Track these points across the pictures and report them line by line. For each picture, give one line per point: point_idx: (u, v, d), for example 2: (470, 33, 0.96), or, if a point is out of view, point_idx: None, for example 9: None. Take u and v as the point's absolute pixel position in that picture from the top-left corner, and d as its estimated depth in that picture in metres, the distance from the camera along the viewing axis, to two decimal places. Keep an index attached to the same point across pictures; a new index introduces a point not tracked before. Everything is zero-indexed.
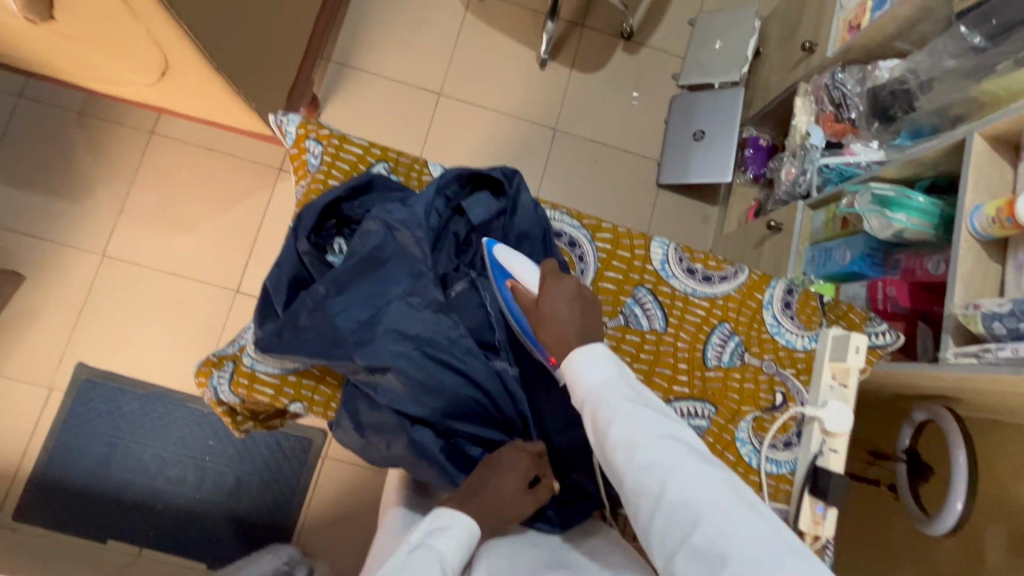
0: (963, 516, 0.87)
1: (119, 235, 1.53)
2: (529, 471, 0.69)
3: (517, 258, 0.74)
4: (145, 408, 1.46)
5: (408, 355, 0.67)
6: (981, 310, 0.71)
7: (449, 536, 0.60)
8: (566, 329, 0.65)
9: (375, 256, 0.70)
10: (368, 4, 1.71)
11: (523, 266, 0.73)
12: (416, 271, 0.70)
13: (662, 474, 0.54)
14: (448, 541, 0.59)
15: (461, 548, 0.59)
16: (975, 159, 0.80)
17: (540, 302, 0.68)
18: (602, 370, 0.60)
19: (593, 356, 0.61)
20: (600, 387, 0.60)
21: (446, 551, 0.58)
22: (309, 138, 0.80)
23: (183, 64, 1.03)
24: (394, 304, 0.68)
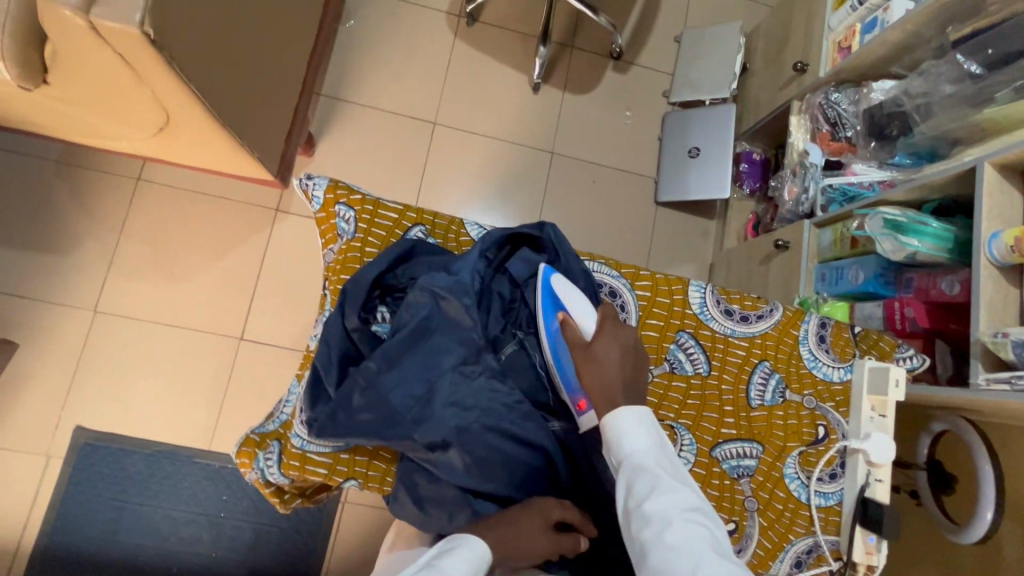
0: (992, 525, 0.91)
1: (111, 289, 1.46)
2: (556, 514, 0.68)
3: (575, 296, 0.74)
4: (152, 467, 1.40)
5: (468, 428, 0.69)
6: (1010, 338, 0.75)
7: (456, 556, 0.58)
8: (613, 372, 0.66)
9: (425, 328, 0.71)
10: (356, 35, 1.68)
11: (576, 306, 0.74)
12: (467, 341, 0.71)
13: (693, 561, 0.51)
14: (454, 560, 0.58)
15: (468, 570, 0.57)
16: (987, 188, 0.83)
17: (591, 344, 0.69)
18: (644, 436, 0.60)
19: (636, 420, 0.61)
20: (639, 455, 0.59)
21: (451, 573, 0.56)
22: (339, 203, 0.78)
23: (186, 121, 0.99)
24: (447, 376, 0.70)
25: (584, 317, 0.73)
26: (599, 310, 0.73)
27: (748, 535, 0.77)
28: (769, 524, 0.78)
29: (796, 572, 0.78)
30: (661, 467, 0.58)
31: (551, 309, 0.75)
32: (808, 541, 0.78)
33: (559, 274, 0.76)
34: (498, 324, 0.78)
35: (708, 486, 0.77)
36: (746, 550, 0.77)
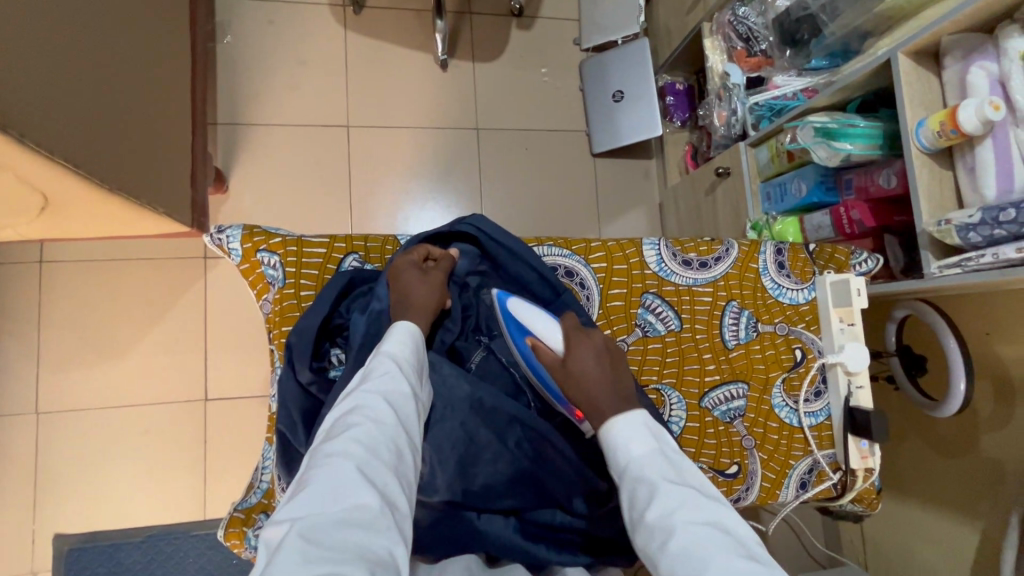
0: (967, 394, 0.96)
1: (47, 385, 1.35)
2: (413, 256, 0.70)
3: (537, 317, 0.69)
4: (148, 553, 1.33)
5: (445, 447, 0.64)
6: (953, 223, 0.75)
7: (397, 342, 0.62)
8: (600, 388, 0.61)
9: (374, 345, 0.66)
10: (236, 51, 1.54)
11: (544, 327, 0.68)
12: None
13: (702, 567, 0.46)
14: (397, 345, 0.61)
15: (410, 347, 0.62)
16: (903, 78, 0.83)
17: (567, 363, 0.63)
18: (641, 440, 0.56)
19: (629, 426, 0.57)
20: (638, 461, 0.54)
21: (405, 355, 0.61)
22: (260, 251, 0.71)
23: (65, 192, 0.89)
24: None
25: (550, 333, 0.68)
26: (563, 324, 0.67)
27: (753, 473, 0.78)
28: (769, 456, 0.79)
29: (804, 493, 0.80)
30: (661, 472, 0.53)
31: (518, 332, 0.70)
32: (808, 460, 0.80)
33: (514, 300, 0.70)
34: (447, 327, 0.72)
35: (704, 438, 0.78)
36: (753, 487, 0.78)
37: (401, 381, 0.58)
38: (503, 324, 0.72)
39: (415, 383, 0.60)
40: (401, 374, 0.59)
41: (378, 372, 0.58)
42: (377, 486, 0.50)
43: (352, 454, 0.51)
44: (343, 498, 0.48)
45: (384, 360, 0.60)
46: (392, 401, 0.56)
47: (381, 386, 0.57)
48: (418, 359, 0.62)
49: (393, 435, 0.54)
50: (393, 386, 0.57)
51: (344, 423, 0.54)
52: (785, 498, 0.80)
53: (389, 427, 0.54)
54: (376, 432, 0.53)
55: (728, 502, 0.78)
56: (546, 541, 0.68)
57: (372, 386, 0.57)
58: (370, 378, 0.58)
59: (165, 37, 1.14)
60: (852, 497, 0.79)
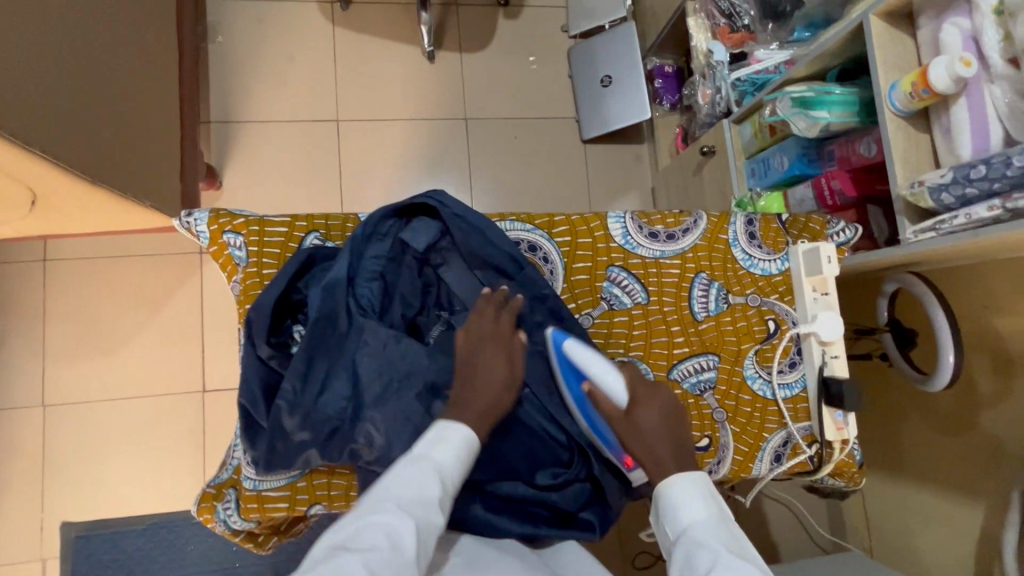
0: (956, 367, 0.94)
1: (52, 379, 1.39)
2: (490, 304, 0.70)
3: (595, 362, 0.68)
4: (153, 540, 1.37)
5: (399, 418, 0.65)
6: (925, 185, 0.72)
7: (448, 448, 0.59)
8: (661, 446, 0.63)
9: (331, 320, 0.67)
10: (227, 50, 1.57)
11: (599, 371, 0.67)
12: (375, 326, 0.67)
13: None
14: (444, 455, 0.58)
15: (457, 468, 0.58)
16: (876, 41, 0.81)
17: (629, 414, 0.64)
18: (700, 507, 0.57)
19: (687, 488, 0.58)
20: (695, 527, 0.55)
21: (446, 472, 0.57)
22: (226, 232, 0.72)
23: (50, 185, 0.92)
24: (367, 363, 0.67)
25: (605, 379, 0.67)
26: (624, 372, 0.67)
27: (725, 446, 0.77)
28: (741, 429, 0.78)
29: (778, 466, 0.79)
30: (720, 541, 0.53)
31: (573, 376, 0.70)
32: (782, 433, 0.79)
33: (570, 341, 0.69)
34: (406, 304, 0.72)
35: None
36: (724, 460, 0.77)
37: (459, 468, 0.59)
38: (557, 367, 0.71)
39: (448, 511, 0.56)
40: (458, 455, 0.59)
41: (413, 480, 0.55)
42: None
43: (353, 574, 0.47)
44: None
45: (421, 472, 0.56)
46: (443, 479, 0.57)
47: (413, 504, 0.53)
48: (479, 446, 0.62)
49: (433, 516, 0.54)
50: (449, 466, 0.58)
51: (394, 484, 0.55)
52: (759, 472, 0.79)
53: (404, 559, 0.49)
54: (387, 561, 0.49)
55: None
56: (507, 514, 0.69)
57: (433, 455, 0.58)
58: (405, 483, 0.55)
59: (150, 35, 1.16)
60: (829, 469, 0.77)
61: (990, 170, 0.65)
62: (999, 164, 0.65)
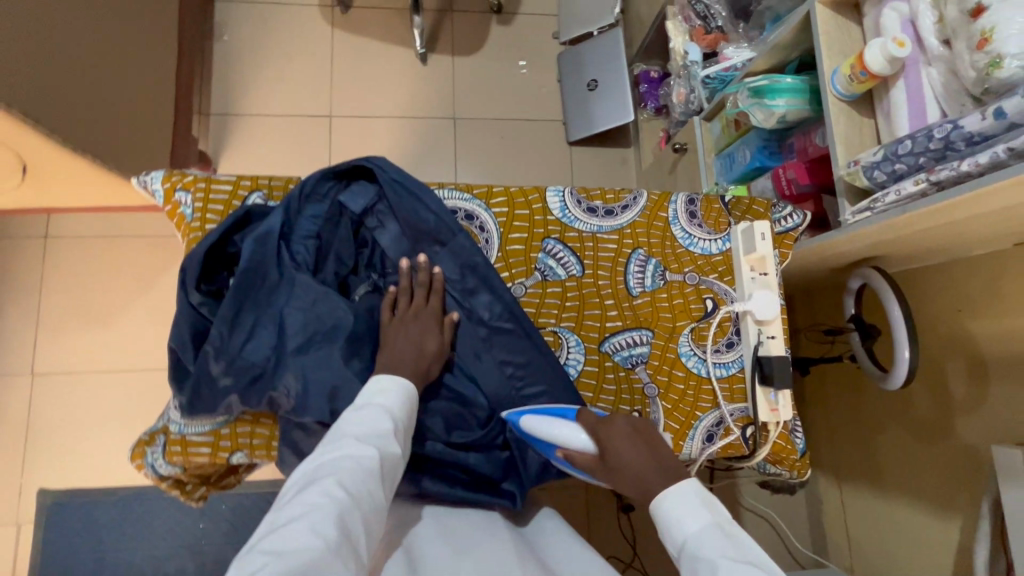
0: (913, 364, 0.91)
1: (43, 350, 1.46)
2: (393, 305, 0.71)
3: (552, 424, 0.65)
4: (124, 512, 1.40)
5: (319, 368, 0.67)
6: (860, 164, 0.72)
7: (389, 395, 0.62)
8: (642, 468, 0.59)
9: (259, 271, 0.68)
10: (232, 48, 1.66)
11: (562, 432, 0.64)
12: (302, 279, 0.69)
13: None
14: (389, 399, 0.61)
15: (404, 406, 0.62)
16: (822, 27, 0.82)
17: (605, 460, 0.61)
18: (695, 515, 0.54)
19: (680, 497, 0.55)
20: (693, 538, 0.53)
21: (393, 408, 0.61)
22: (177, 190, 0.76)
23: (37, 153, 0.99)
24: (292, 313, 0.68)
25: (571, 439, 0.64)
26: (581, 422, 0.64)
27: (654, 422, 0.76)
28: (673, 406, 0.77)
29: (710, 446, 0.77)
30: (718, 549, 0.50)
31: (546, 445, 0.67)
32: (715, 413, 0.78)
33: (525, 416, 0.67)
34: (339, 264, 0.74)
35: (603, 382, 0.77)
36: None
37: (405, 409, 0.62)
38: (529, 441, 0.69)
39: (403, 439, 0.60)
40: (401, 400, 0.62)
41: (367, 418, 0.59)
42: (357, 507, 0.51)
43: (334, 495, 0.51)
44: (306, 536, 0.47)
45: (374, 410, 0.59)
46: (394, 419, 0.60)
47: (369, 432, 0.57)
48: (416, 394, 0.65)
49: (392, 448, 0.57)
50: (396, 408, 0.61)
51: (350, 425, 0.58)
52: (691, 452, 0.77)
53: (371, 477, 0.54)
54: (355, 476, 0.53)
55: None
56: (427, 471, 0.69)
57: (379, 401, 0.61)
58: (357, 422, 0.58)
59: (151, 28, 1.25)
60: (763, 452, 0.76)
61: (915, 144, 0.65)
62: (922, 137, 0.64)
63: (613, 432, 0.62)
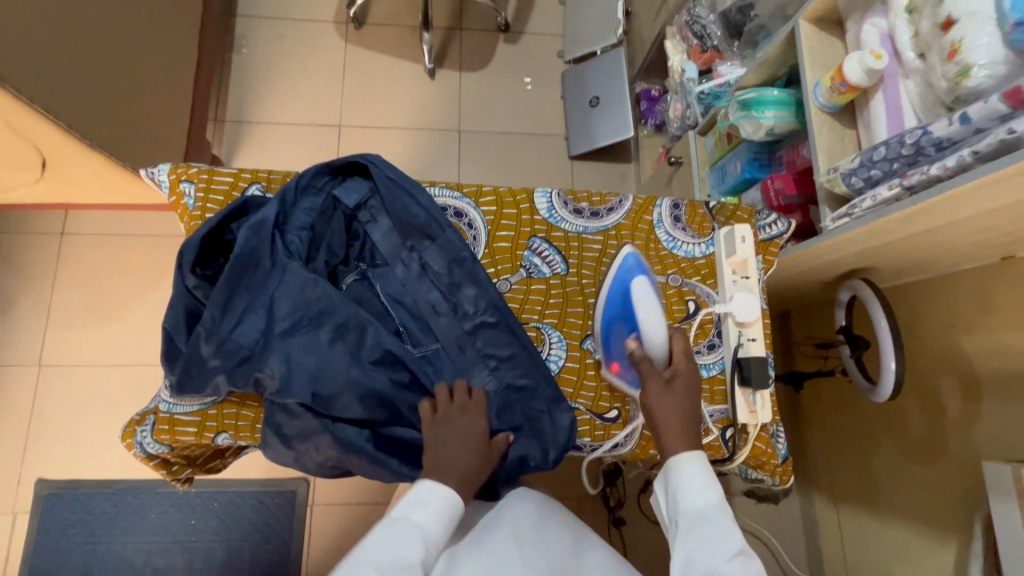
0: (899, 376, 0.91)
1: (51, 342, 1.50)
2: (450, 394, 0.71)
3: (653, 320, 0.68)
4: (118, 505, 1.42)
5: (304, 353, 0.69)
6: (840, 171, 0.74)
7: (427, 509, 0.61)
8: (673, 424, 0.66)
9: (252, 258, 0.71)
10: (249, 59, 1.74)
11: (650, 331, 0.69)
12: (292, 267, 0.71)
13: None
14: (425, 514, 0.61)
15: (440, 520, 0.61)
16: (805, 42, 0.86)
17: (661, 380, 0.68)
18: (707, 493, 0.61)
19: (696, 476, 0.62)
20: (700, 508, 0.60)
21: (426, 527, 0.61)
22: (182, 181, 0.80)
23: (55, 149, 1.04)
24: (281, 299, 0.71)
25: (652, 336, 0.69)
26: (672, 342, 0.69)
27: (633, 420, 0.77)
28: None
29: None
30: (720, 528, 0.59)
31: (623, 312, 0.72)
32: None
33: (643, 290, 0.69)
34: (329, 254, 0.77)
35: (584, 379, 0.78)
36: (632, 435, 0.77)
37: (443, 528, 0.61)
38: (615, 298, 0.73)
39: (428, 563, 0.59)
40: (442, 516, 0.62)
41: (397, 540, 0.58)
42: None
43: None
44: None
45: (405, 531, 0.59)
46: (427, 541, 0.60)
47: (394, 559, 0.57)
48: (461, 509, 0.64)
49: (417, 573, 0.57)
50: (434, 528, 0.61)
51: (380, 543, 0.58)
52: None
53: None
54: None
55: (605, 448, 0.77)
56: (403, 456, 0.73)
57: (417, 518, 0.61)
58: (388, 539, 0.58)
59: (171, 38, 1.32)
60: (742, 454, 0.76)
61: (890, 151, 0.67)
62: (895, 143, 0.66)
63: (679, 370, 0.70)
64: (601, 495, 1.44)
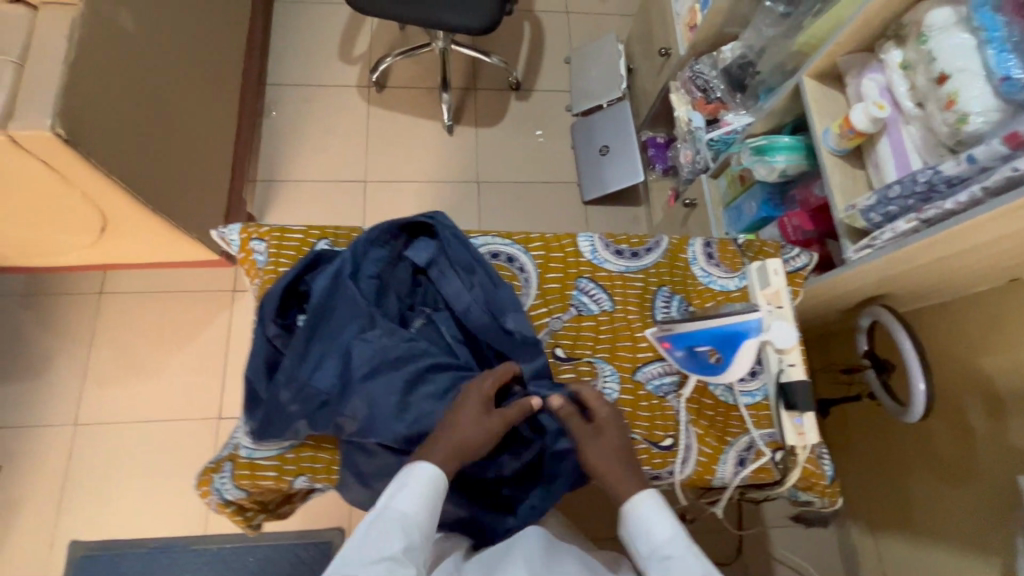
0: (929, 395, 0.96)
1: (87, 400, 1.52)
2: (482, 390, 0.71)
3: (745, 360, 0.77)
4: (152, 564, 1.40)
5: (379, 395, 0.73)
6: (858, 208, 0.82)
7: (405, 493, 0.64)
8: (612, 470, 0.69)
9: (328, 307, 0.77)
10: (279, 123, 1.85)
11: (736, 364, 0.77)
12: (364, 314, 0.76)
13: None
14: (404, 499, 0.64)
15: (420, 502, 0.64)
16: (811, 95, 0.96)
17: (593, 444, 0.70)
18: (658, 526, 0.64)
19: (647, 512, 0.65)
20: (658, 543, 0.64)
21: (410, 509, 0.63)
22: (253, 240, 0.86)
23: (119, 213, 1.11)
24: (355, 345, 0.75)
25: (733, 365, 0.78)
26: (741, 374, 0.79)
27: (688, 447, 0.81)
28: (705, 431, 0.82)
29: (742, 470, 0.81)
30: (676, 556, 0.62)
31: (720, 340, 0.76)
32: (746, 438, 0.83)
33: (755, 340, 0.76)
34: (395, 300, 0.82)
35: (638, 409, 0.82)
36: (688, 460, 0.80)
37: (424, 509, 0.64)
38: (726, 328, 0.75)
39: (413, 546, 0.61)
40: (425, 498, 0.64)
41: (379, 529, 0.61)
42: None
43: None
44: None
45: (386, 516, 0.62)
46: (409, 523, 0.62)
47: (376, 543, 0.59)
48: (444, 484, 0.66)
49: (404, 550, 0.60)
50: (417, 511, 0.63)
51: (363, 535, 0.61)
52: (724, 476, 0.81)
53: None
54: None
55: (661, 476, 0.80)
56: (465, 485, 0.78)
57: (396, 503, 0.63)
58: (370, 528, 0.61)
59: (218, 108, 1.43)
60: (793, 476, 0.79)
61: (903, 189, 0.75)
62: (908, 182, 0.74)
63: (605, 421, 0.72)
64: None
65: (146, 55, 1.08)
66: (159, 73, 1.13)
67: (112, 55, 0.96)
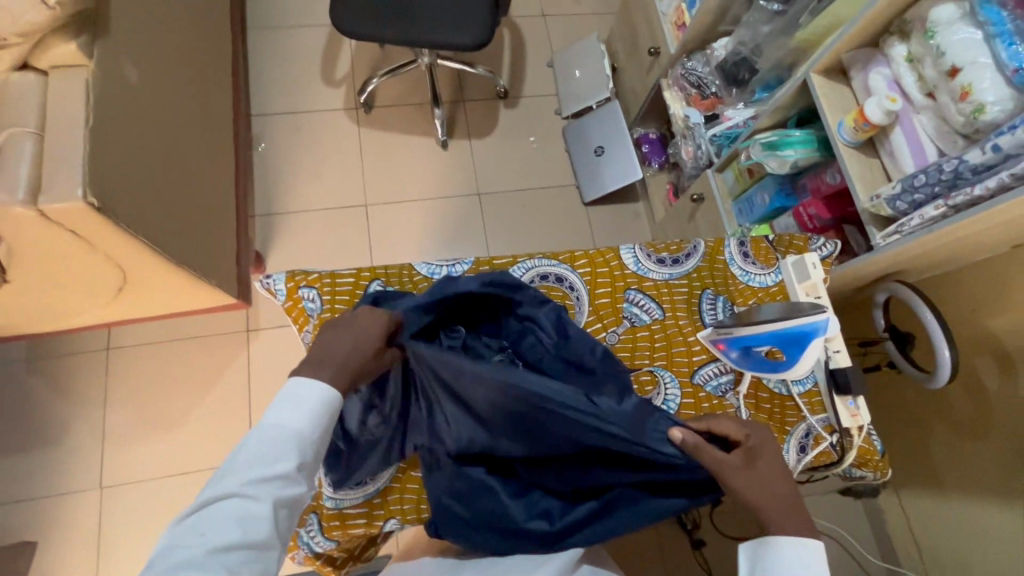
0: (954, 361, 1.03)
1: (110, 462, 1.47)
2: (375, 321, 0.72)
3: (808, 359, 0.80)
4: None
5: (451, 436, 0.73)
6: (882, 197, 0.87)
7: (299, 411, 0.62)
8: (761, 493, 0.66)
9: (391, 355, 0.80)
10: (269, 155, 1.82)
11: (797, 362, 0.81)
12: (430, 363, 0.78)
13: None
14: (296, 416, 0.62)
15: (314, 419, 0.62)
16: (820, 90, 1.01)
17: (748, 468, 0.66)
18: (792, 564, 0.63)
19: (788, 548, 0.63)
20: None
21: (300, 425, 0.62)
22: (301, 287, 0.87)
23: (139, 269, 1.08)
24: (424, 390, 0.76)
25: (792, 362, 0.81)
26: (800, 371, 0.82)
27: None
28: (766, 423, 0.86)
29: (805, 456, 0.86)
30: None
31: (781, 340, 0.79)
32: (803, 425, 0.87)
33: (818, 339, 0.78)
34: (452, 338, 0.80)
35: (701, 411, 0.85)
36: None
37: (318, 426, 0.63)
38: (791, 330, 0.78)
39: (303, 461, 0.61)
40: (316, 414, 0.63)
41: (268, 446, 0.59)
42: (243, 549, 0.54)
43: (221, 533, 0.54)
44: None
45: (272, 433, 0.60)
46: (298, 439, 0.61)
47: (261, 464, 0.58)
48: (338, 401, 0.65)
49: (292, 464, 0.59)
50: (307, 429, 0.62)
51: (247, 454, 0.59)
52: (789, 463, 0.85)
53: (261, 518, 0.55)
54: (237, 512, 0.55)
55: None
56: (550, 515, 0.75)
57: (286, 421, 0.61)
58: (255, 443, 0.60)
59: (217, 148, 1.40)
60: (852, 456, 0.84)
61: (929, 177, 0.80)
62: (934, 171, 0.80)
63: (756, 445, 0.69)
64: (679, 520, 1.49)
65: (151, 105, 1.05)
66: (164, 122, 1.10)
67: (123, 111, 0.93)
